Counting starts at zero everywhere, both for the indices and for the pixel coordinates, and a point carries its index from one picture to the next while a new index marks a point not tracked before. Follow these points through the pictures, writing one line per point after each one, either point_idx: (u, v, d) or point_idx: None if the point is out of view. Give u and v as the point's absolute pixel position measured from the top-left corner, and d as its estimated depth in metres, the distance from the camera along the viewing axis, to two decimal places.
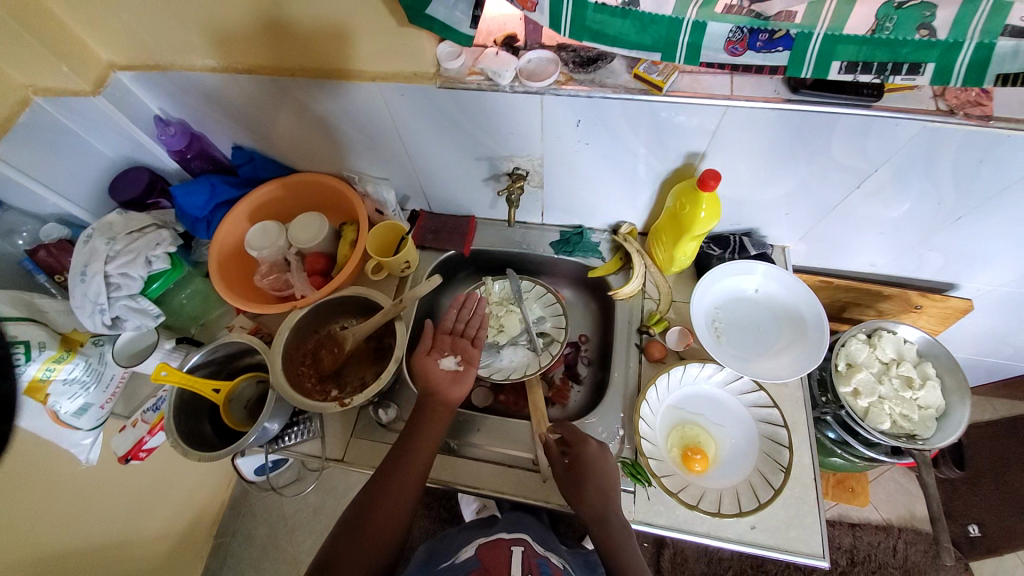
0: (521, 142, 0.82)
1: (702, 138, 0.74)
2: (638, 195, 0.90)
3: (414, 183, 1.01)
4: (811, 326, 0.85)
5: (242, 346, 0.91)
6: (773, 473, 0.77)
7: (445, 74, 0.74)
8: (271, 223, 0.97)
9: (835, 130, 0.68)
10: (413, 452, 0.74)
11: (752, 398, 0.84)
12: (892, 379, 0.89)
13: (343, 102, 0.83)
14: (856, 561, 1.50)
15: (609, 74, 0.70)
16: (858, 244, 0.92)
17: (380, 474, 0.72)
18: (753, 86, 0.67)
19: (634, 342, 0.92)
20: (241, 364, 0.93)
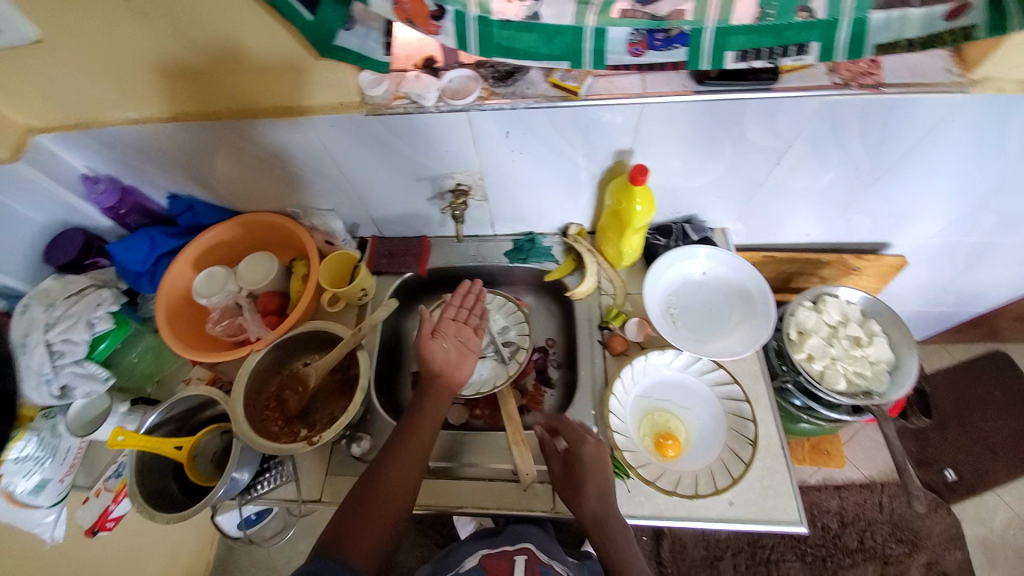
0: (458, 158, 0.84)
1: (627, 136, 0.77)
2: (579, 196, 0.93)
3: (360, 211, 1.01)
4: (759, 300, 0.88)
5: (201, 398, 0.88)
6: (742, 447, 0.80)
7: (371, 102, 0.75)
8: (218, 268, 0.95)
9: (746, 113, 0.72)
10: (418, 429, 0.73)
11: (714, 376, 0.86)
12: (841, 340, 0.94)
13: (275, 139, 0.83)
14: (846, 522, 1.55)
15: (527, 85, 0.72)
16: (792, 217, 0.97)
17: (385, 453, 0.71)
18: (663, 82, 0.71)
19: (597, 339, 0.93)
20: (204, 416, 0.91)
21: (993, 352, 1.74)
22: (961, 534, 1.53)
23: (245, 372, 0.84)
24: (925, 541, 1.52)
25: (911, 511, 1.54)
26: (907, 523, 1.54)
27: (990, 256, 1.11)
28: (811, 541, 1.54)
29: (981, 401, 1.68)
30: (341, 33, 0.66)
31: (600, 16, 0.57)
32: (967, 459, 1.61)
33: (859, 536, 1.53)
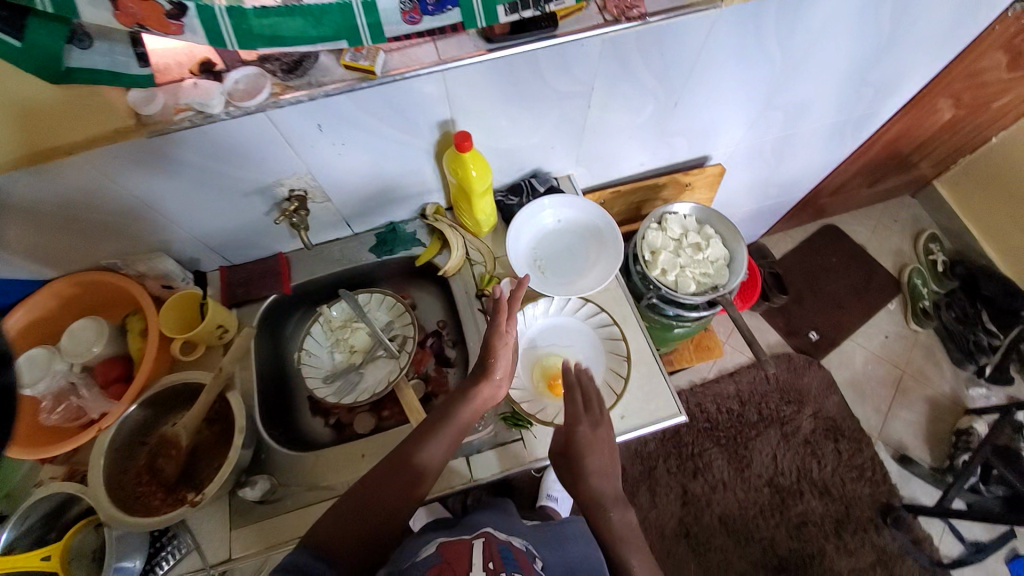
0: (279, 163, 0.79)
1: (442, 106, 0.78)
2: (423, 175, 0.92)
3: (194, 244, 0.91)
4: (608, 233, 0.97)
5: (66, 495, 0.77)
6: (620, 364, 0.88)
7: (149, 121, 0.67)
8: (38, 349, 0.81)
9: (541, 63, 0.76)
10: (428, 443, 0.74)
11: (586, 311, 0.93)
12: (686, 249, 1.06)
13: (47, 186, 0.71)
14: (745, 401, 1.80)
15: (322, 72, 0.70)
16: (623, 151, 1.06)
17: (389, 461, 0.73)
18: (455, 46, 0.72)
19: (477, 308, 0.96)
20: (71, 515, 0.78)
21: (824, 227, 2.08)
22: (831, 380, 1.83)
23: (99, 451, 0.74)
24: (807, 395, 1.81)
25: (791, 374, 1.83)
26: (790, 385, 1.82)
27: (790, 147, 1.31)
28: (723, 425, 1.77)
29: (822, 269, 2.00)
30: (76, 54, 0.60)
31: None
32: (823, 318, 1.93)
33: (757, 408, 1.79)
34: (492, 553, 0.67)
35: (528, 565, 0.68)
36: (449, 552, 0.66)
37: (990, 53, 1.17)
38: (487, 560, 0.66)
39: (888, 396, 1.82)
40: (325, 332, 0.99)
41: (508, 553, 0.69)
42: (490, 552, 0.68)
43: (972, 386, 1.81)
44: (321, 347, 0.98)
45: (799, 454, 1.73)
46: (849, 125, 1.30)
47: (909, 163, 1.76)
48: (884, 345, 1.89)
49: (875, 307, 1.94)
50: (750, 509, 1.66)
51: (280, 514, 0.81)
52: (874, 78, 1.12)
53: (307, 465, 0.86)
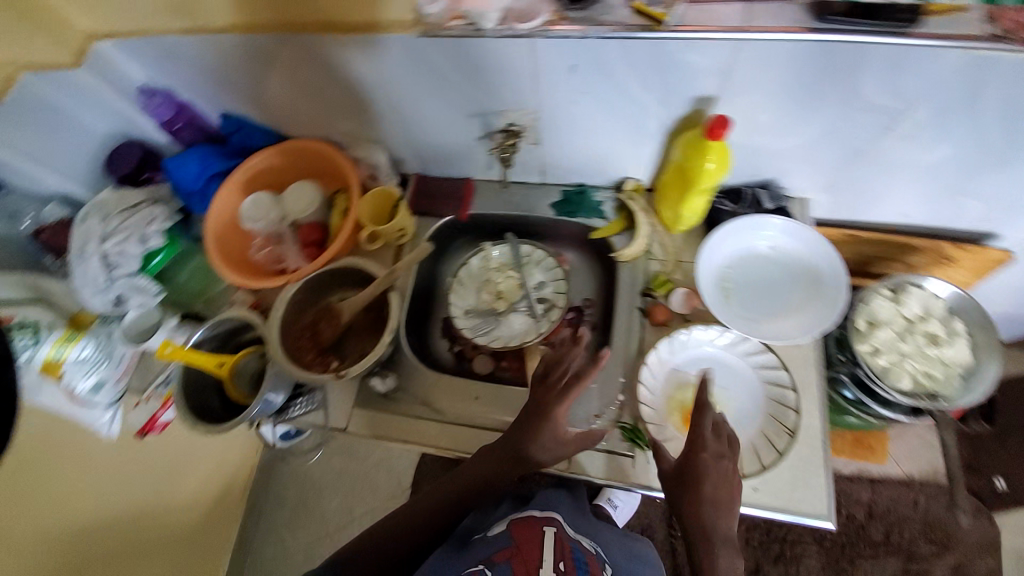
0: (515, 94, 0.76)
1: (712, 79, 0.67)
2: (644, 148, 0.83)
3: (406, 145, 0.95)
4: (830, 285, 0.80)
5: (243, 321, 0.90)
6: (778, 435, 0.75)
7: (426, 20, 0.68)
8: (265, 194, 0.94)
9: (866, 61, 0.60)
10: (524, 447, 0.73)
11: (761, 359, 0.80)
12: (916, 336, 0.85)
13: (325, 59, 0.78)
14: (873, 514, 1.44)
15: (605, 10, 0.63)
16: (891, 194, 0.85)
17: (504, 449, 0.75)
18: (772, 13, 0.60)
19: (637, 305, 0.87)
20: (244, 338, 0.92)
21: None
22: None
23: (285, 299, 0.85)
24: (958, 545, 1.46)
25: (968, 524, 1.40)
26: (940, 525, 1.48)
27: None
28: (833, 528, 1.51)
29: None
30: None
31: None
32: None
33: None
34: (564, 553, 0.73)
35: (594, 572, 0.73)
36: (520, 537, 0.74)
37: None
38: (559, 559, 0.71)
39: None
40: (482, 268, 0.99)
41: (579, 556, 0.73)
42: (560, 548, 0.73)
43: None
44: (473, 279, 0.99)
45: None
46: None
47: None
48: None
49: None
50: None
51: (393, 414, 0.87)
52: None
53: (427, 384, 0.89)
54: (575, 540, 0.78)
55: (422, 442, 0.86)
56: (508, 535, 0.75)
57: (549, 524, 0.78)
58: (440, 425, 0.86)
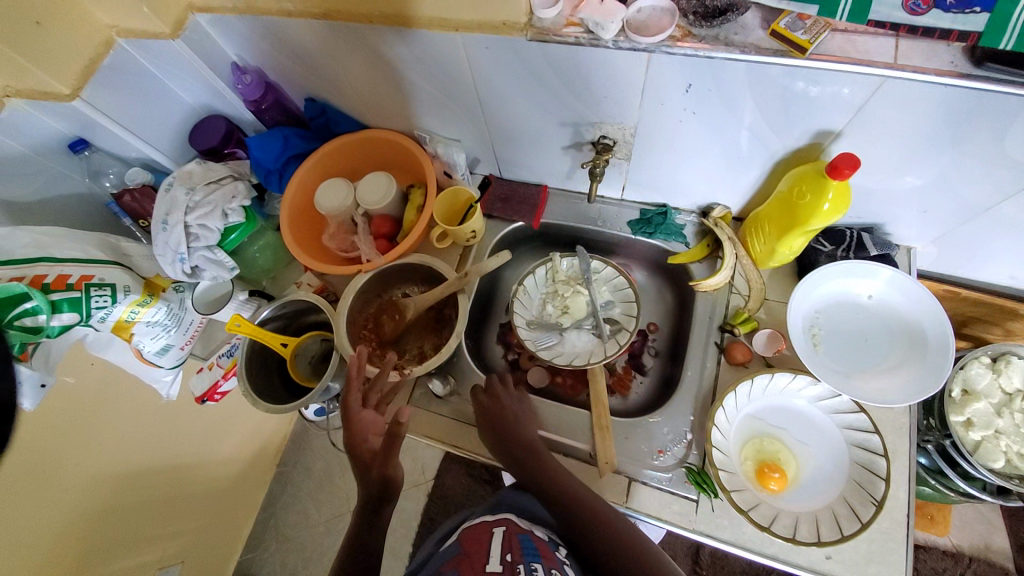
0: (615, 107, 0.73)
1: (844, 115, 0.62)
2: (742, 176, 0.79)
3: (486, 146, 0.93)
4: (933, 346, 0.73)
5: (307, 303, 0.90)
6: (862, 504, 0.69)
7: (538, 25, 0.64)
8: (341, 180, 0.93)
9: (1021, 116, 0.54)
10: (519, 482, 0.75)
11: (848, 418, 0.74)
12: (1014, 413, 0.77)
13: (419, 51, 0.73)
14: None
15: (738, 30, 0.59)
16: (1008, 255, 0.78)
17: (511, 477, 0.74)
18: (922, 54, 0.55)
19: (713, 341, 0.84)
20: (309, 320, 0.93)
21: None
22: None
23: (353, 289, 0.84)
24: None
25: None
26: None
27: None
28: None
29: None
30: None
31: None
32: None
33: None
34: (512, 544, 0.68)
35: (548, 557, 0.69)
36: (470, 542, 0.70)
37: None
38: (507, 551, 0.67)
39: None
40: (548, 279, 0.97)
41: (529, 544, 0.69)
42: (508, 540, 0.69)
43: None
44: (539, 291, 0.97)
45: None
46: None
47: None
48: None
49: None
50: None
51: (447, 417, 0.86)
52: None
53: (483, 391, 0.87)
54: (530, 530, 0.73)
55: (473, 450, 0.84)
56: (457, 542, 0.72)
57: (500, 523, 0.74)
58: None
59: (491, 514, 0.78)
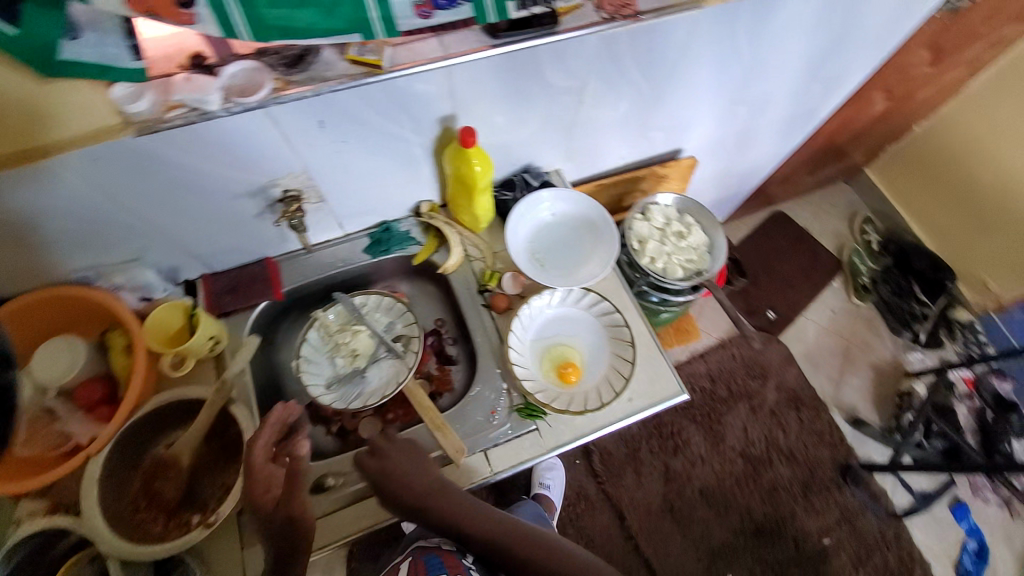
0: (274, 162, 0.74)
1: (444, 101, 0.77)
2: (421, 173, 0.91)
3: (176, 253, 0.84)
4: (601, 224, 1.00)
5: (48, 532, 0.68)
6: (625, 349, 0.92)
7: (138, 120, 0.62)
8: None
9: (540, 59, 0.77)
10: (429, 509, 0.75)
11: (589, 300, 0.96)
12: (670, 237, 1.13)
13: (10, 189, 0.63)
14: (714, 379, 1.93)
15: (325, 67, 0.66)
16: (608, 146, 1.11)
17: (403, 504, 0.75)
18: (460, 40, 0.72)
19: (481, 303, 0.96)
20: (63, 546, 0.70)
21: (772, 214, 2.25)
22: (788, 354, 1.99)
23: (92, 478, 0.68)
24: (768, 369, 1.96)
25: (768, 352, 1.98)
26: (753, 362, 1.96)
27: (751, 137, 1.41)
28: (697, 403, 1.89)
29: (772, 254, 2.17)
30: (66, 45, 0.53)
31: None
32: (778, 299, 2.09)
33: (726, 385, 1.93)
34: (416, 569, 0.82)
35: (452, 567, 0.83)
36: None
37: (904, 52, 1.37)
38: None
39: (839, 366, 1.98)
40: (322, 337, 0.94)
41: (434, 561, 0.84)
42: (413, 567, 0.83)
43: (911, 352, 1.99)
44: (318, 353, 0.93)
45: (766, 426, 1.86)
46: (799, 117, 1.43)
47: (841, 151, 1.96)
48: (832, 320, 2.06)
49: (822, 286, 2.11)
50: (726, 480, 1.78)
51: None
52: (824, 73, 1.23)
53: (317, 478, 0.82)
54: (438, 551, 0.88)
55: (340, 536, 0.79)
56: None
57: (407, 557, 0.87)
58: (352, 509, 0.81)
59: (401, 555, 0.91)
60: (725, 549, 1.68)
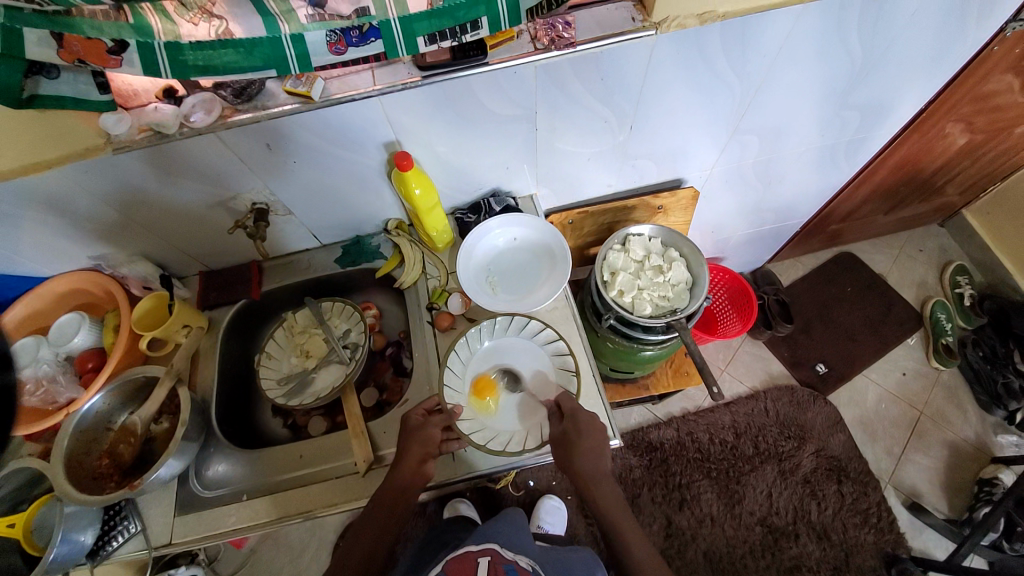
0: (236, 179, 0.86)
1: (384, 128, 0.83)
2: (381, 194, 0.98)
3: (173, 250, 1.00)
4: (557, 251, 1.00)
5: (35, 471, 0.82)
6: (570, 379, 0.88)
7: (117, 140, 0.74)
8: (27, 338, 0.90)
9: (475, 89, 0.79)
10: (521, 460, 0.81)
11: (533, 328, 0.93)
12: (647, 271, 1.07)
13: (26, 192, 0.78)
14: (739, 433, 1.68)
15: (268, 98, 0.75)
16: (586, 174, 1.09)
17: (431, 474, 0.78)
18: (390, 73, 0.76)
19: (427, 320, 0.99)
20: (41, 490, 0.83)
21: (837, 254, 1.96)
22: (838, 417, 1.68)
23: (65, 432, 0.80)
24: (808, 430, 1.67)
25: (813, 412, 1.69)
26: (791, 419, 1.69)
27: (776, 169, 1.25)
28: (715, 456, 1.65)
29: (831, 300, 1.88)
30: (46, 82, 0.68)
31: (291, 23, 0.62)
32: (833, 352, 1.79)
33: (753, 440, 1.67)
34: (497, 573, 0.78)
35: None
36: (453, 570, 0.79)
37: (997, 74, 1.06)
38: None
39: (904, 440, 1.65)
40: (285, 336, 1.03)
41: (512, 571, 0.79)
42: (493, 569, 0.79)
43: (1002, 433, 1.63)
44: (279, 350, 1.02)
45: (796, 495, 1.59)
46: (842, 147, 1.21)
47: (933, 188, 1.61)
48: (902, 383, 1.73)
49: (893, 342, 1.79)
50: (738, 547, 1.54)
51: (213, 507, 0.86)
52: (858, 100, 1.04)
53: (249, 463, 0.91)
54: (512, 560, 0.83)
55: (253, 523, 0.84)
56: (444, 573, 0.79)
57: (485, 553, 0.84)
58: (266, 499, 0.85)
59: (475, 546, 0.88)
60: None
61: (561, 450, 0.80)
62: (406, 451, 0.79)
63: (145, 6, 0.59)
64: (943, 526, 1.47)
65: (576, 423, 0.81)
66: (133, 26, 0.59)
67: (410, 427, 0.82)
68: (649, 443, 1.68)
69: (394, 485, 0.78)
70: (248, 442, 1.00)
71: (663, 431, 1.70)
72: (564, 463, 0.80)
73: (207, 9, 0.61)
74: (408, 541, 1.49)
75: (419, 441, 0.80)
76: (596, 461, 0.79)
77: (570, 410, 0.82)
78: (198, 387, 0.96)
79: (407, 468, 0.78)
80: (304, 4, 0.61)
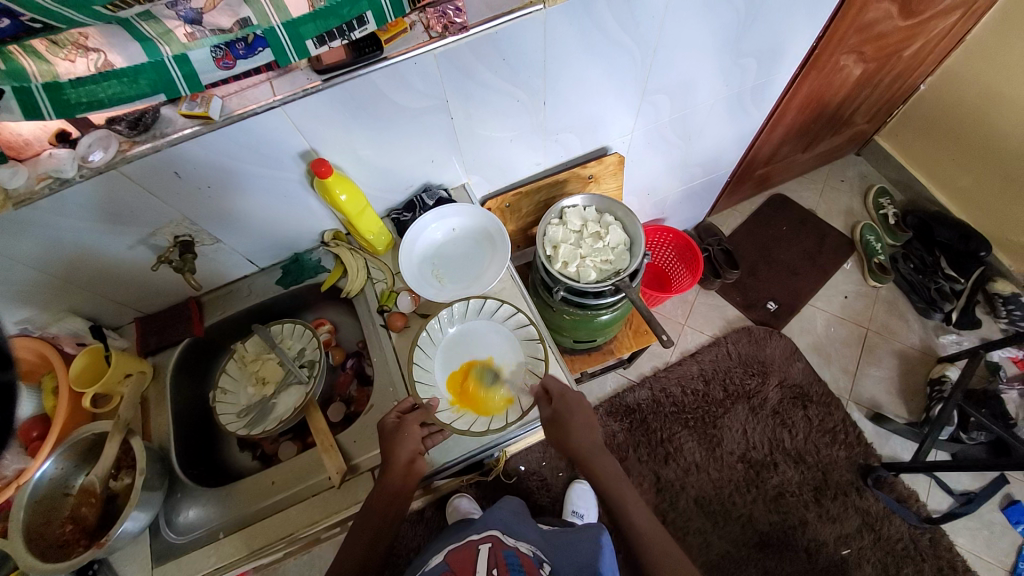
0: (152, 215, 0.84)
1: (295, 139, 0.82)
2: (309, 206, 0.97)
3: (101, 300, 0.96)
4: (494, 231, 1.03)
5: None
6: (536, 347, 0.90)
7: (15, 195, 0.71)
8: None
9: (379, 88, 0.80)
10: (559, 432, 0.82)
11: (491, 307, 0.94)
12: (587, 239, 1.11)
13: None
14: (708, 379, 1.75)
15: (166, 124, 0.73)
16: (513, 156, 1.11)
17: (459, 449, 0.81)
18: (288, 82, 0.75)
19: (380, 323, 0.99)
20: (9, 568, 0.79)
21: (770, 197, 2.07)
22: (794, 347, 1.78)
23: (19, 505, 0.77)
24: (770, 365, 1.75)
25: (772, 346, 1.78)
26: (753, 357, 1.77)
27: (693, 123, 1.31)
28: (690, 407, 1.71)
29: (770, 240, 1.99)
30: None
31: (172, 44, 0.61)
32: (780, 288, 1.89)
33: (722, 384, 1.74)
34: (497, 560, 0.76)
35: (532, 567, 0.77)
36: (455, 561, 0.77)
37: (873, 3, 1.16)
38: (495, 565, 0.75)
39: (856, 356, 1.77)
40: (241, 365, 1.01)
41: (514, 558, 0.77)
42: (494, 558, 0.77)
43: (942, 334, 1.77)
44: (233, 380, 0.99)
45: (768, 427, 1.67)
46: (747, 93, 1.28)
47: (842, 119, 1.71)
48: (845, 305, 1.85)
49: (832, 269, 1.91)
50: (725, 488, 1.60)
51: (191, 552, 0.83)
52: (751, 47, 1.11)
53: (221, 501, 0.88)
54: (512, 547, 0.83)
55: (232, 561, 0.82)
56: (445, 562, 0.78)
57: (486, 541, 0.83)
58: (241, 534, 0.84)
59: (475, 537, 0.86)
60: (725, 565, 1.51)
61: (553, 430, 0.82)
62: (386, 456, 0.78)
63: (14, 49, 0.55)
64: (905, 429, 1.60)
65: (564, 402, 0.82)
66: (5, 72, 0.56)
67: (385, 433, 0.81)
68: (627, 406, 1.72)
69: (379, 486, 0.77)
70: (217, 481, 0.98)
71: (638, 393, 1.74)
72: (556, 439, 0.82)
73: (81, 44, 0.57)
74: (410, 553, 1.47)
75: (397, 440, 0.79)
76: (586, 432, 0.82)
77: (559, 392, 0.83)
78: (153, 435, 0.94)
79: (387, 471, 0.77)
80: (181, 23, 0.60)
